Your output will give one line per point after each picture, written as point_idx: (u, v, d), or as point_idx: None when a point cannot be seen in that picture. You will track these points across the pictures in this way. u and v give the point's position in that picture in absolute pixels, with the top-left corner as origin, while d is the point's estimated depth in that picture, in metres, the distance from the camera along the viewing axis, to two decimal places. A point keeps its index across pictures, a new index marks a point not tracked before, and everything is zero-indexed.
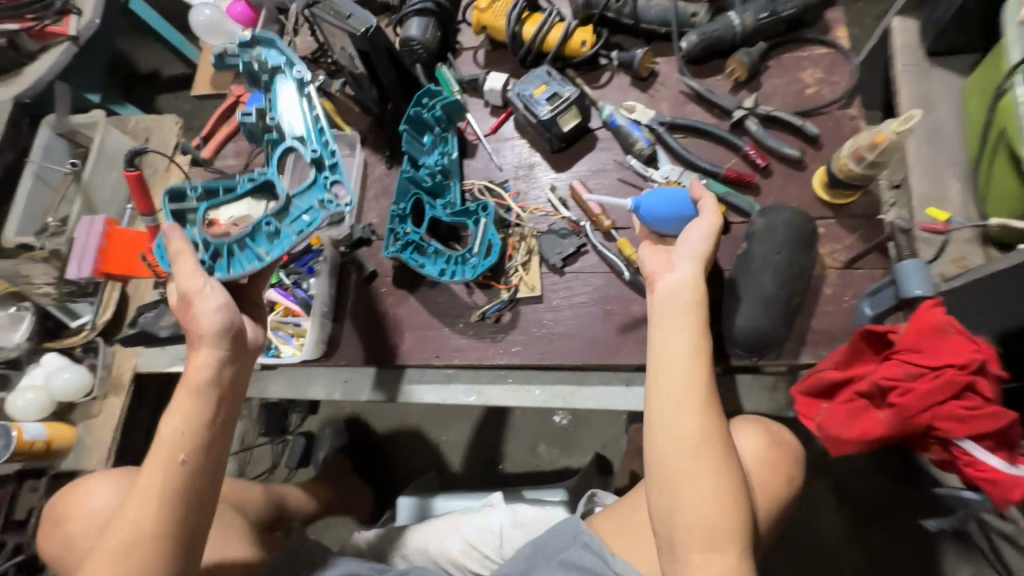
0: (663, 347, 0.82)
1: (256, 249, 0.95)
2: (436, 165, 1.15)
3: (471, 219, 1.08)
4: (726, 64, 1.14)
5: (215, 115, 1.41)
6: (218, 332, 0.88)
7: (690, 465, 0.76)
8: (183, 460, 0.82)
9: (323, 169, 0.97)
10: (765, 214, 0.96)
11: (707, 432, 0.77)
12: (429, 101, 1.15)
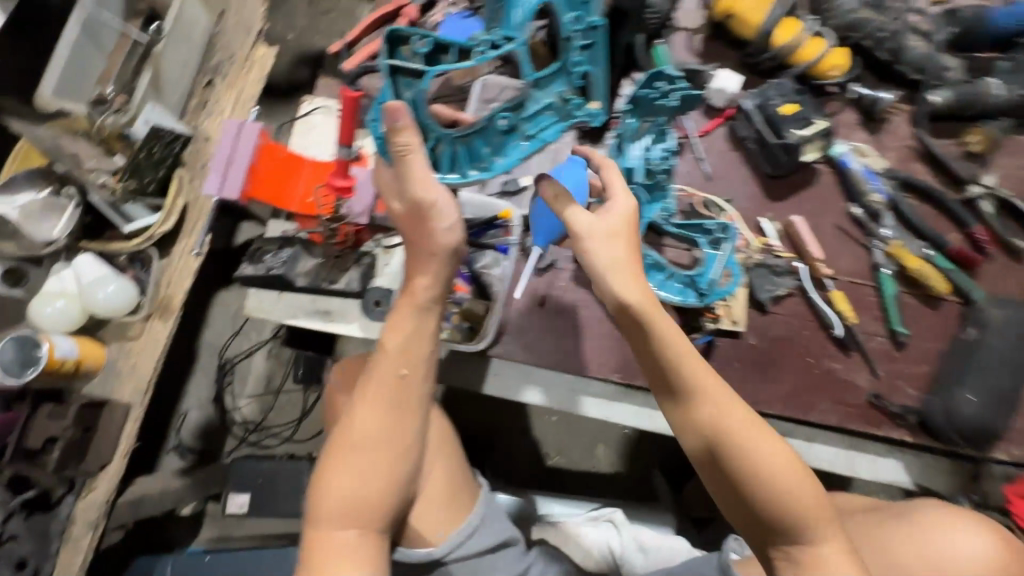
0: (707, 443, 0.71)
1: (480, 151, 0.76)
2: (658, 161, 0.99)
3: (704, 237, 0.96)
4: (962, 130, 1.09)
5: (366, 21, 1.16)
6: (419, 317, 0.81)
7: (784, 487, 0.68)
8: (404, 373, 0.79)
9: (573, 58, 0.77)
10: (1001, 306, 0.94)
11: (784, 453, 0.70)
12: (663, 85, 0.94)
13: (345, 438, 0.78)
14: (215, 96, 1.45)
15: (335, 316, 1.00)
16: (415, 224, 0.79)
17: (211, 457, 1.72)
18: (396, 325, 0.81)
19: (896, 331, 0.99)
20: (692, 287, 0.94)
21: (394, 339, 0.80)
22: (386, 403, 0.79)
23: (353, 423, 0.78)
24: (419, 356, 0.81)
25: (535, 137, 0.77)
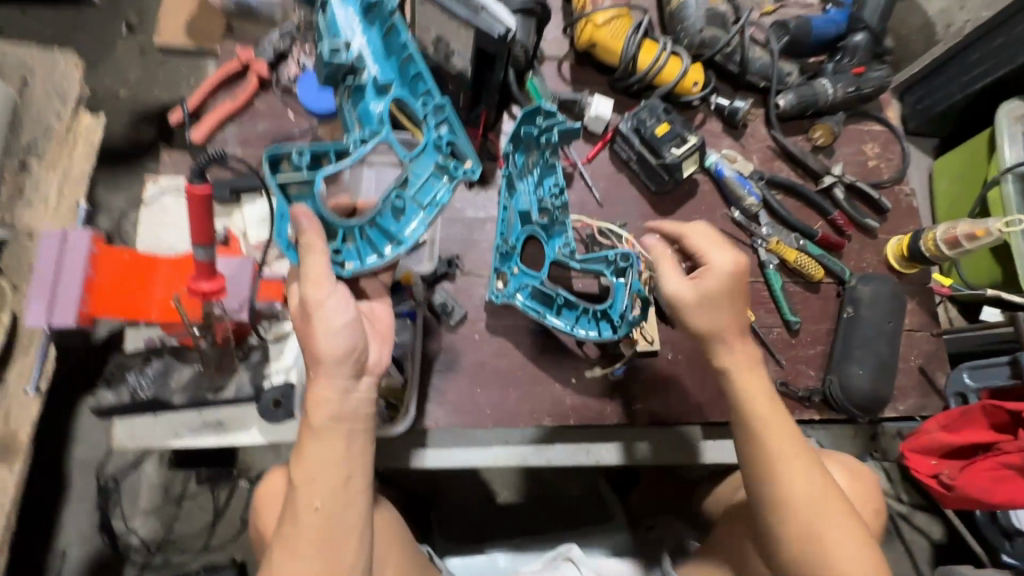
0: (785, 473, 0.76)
1: (386, 232, 0.73)
2: (552, 201, 0.97)
3: (609, 269, 0.94)
4: (808, 127, 1.20)
5: (208, 83, 1.03)
6: (341, 436, 0.73)
7: (807, 523, 0.74)
8: (319, 506, 0.71)
9: (437, 128, 0.75)
10: (867, 283, 1.05)
11: (812, 482, 0.76)
12: (541, 123, 0.92)
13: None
14: (33, 181, 1.22)
15: (229, 426, 0.87)
16: (314, 325, 0.72)
17: None
18: (317, 449, 0.72)
19: (790, 320, 1.07)
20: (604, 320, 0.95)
21: (302, 471, 0.71)
22: (315, 540, 0.70)
23: (280, 575, 0.69)
24: (339, 479, 0.72)
25: (430, 205, 0.74)
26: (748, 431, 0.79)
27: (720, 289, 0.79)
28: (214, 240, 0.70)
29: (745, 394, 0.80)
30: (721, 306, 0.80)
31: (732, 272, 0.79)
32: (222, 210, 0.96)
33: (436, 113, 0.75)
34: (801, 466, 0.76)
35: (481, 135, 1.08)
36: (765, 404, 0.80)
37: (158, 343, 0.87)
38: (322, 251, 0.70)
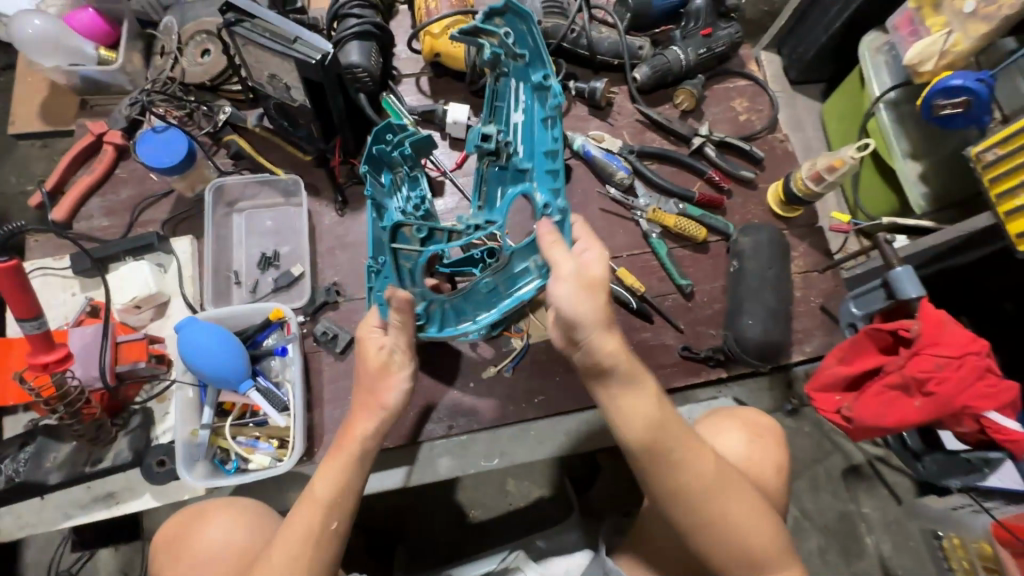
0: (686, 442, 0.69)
1: (467, 310, 0.89)
2: (414, 210, 0.98)
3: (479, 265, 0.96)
4: (671, 94, 1.22)
5: (64, 161, 1.04)
6: (351, 472, 0.76)
7: (718, 504, 0.69)
8: (336, 523, 0.73)
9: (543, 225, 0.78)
10: (748, 234, 1.06)
11: (715, 466, 0.70)
12: (394, 137, 0.98)
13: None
14: None
15: (120, 496, 0.86)
16: (383, 375, 0.80)
17: None
18: (327, 474, 0.75)
19: (681, 285, 1.07)
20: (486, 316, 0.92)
21: (324, 487, 0.74)
22: (305, 555, 0.70)
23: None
24: (343, 508, 0.74)
25: (513, 297, 0.86)
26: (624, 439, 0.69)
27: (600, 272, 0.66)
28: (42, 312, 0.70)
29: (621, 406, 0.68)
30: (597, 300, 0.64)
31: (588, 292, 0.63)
32: (90, 282, 0.96)
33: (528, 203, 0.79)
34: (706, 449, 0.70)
35: (344, 162, 1.09)
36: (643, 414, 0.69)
37: (32, 426, 0.85)
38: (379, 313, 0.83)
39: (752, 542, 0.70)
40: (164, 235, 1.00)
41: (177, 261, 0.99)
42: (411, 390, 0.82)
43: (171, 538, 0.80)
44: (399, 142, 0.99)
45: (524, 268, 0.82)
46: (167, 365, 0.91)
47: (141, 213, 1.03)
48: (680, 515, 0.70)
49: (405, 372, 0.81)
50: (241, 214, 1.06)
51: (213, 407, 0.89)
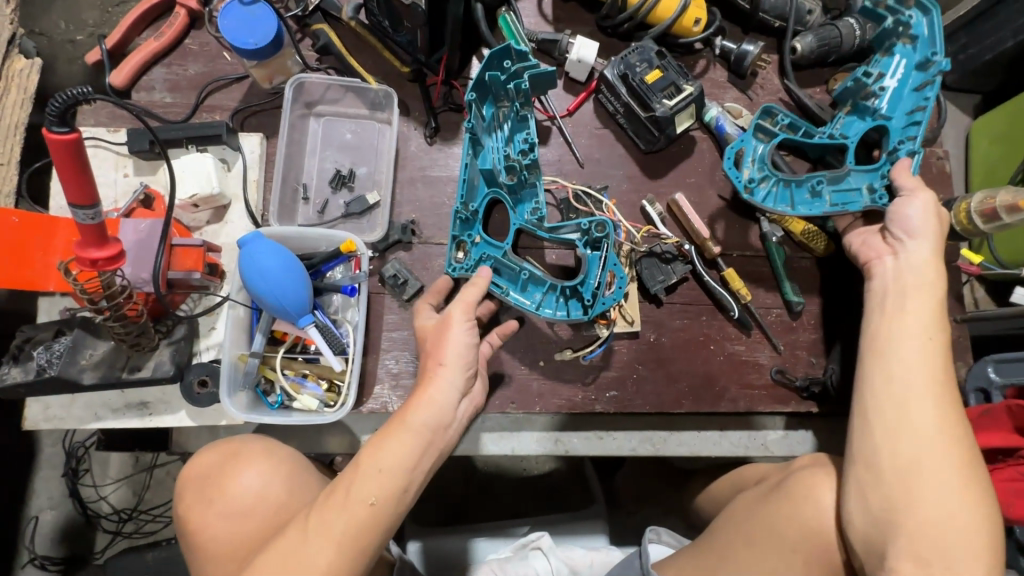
0: (906, 339, 0.66)
1: (581, 296, 0.80)
2: (520, 157, 0.82)
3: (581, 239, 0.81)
4: (828, 76, 1.04)
5: (131, 16, 0.90)
6: (414, 435, 0.65)
7: (913, 451, 0.61)
8: (376, 502, 0.61)
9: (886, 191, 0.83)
10: None
11: (948, 414, 0.62)
12: (508, 65, 0.82)
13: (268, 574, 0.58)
14: None
15: (154, 408, 0.80)
16: (438, 331, 0.72)
17: (80, 562, 1.43)
18: (387, 434, 0.64)
19: (791, 300, 0.94)
20: (575, 298, 0.81)
21: (377, 454, 0.63)
22: (345, 518, 0.60)
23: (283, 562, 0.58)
24: (397, 478, 0.62)
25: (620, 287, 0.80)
26: (900, 328, 0.68)
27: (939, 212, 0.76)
28: (98, 200, 0.59)
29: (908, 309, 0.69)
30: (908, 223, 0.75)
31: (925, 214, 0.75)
32: (146, 165, 0.85)
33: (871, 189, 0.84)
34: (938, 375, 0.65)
35: (443, 82, 0.94)
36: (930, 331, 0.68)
37: (70, 314, 0.77)
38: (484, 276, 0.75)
39: (935, 489, 0.60)
40: (233, 127, 0.87)
41: (244, 160, 0.87)
42: (475, 347, 0.72)
43: (199, 477, 0.72)
44: (516, 71, 0.82)
45: (860, 188, 0.84)
46: (219, 278, 0.81)
47: (208, 96, 0.90)
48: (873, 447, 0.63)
49: (468, 324, 0.72)
50: (318, 119, 0.93)
51: (264, 333, 0.80)
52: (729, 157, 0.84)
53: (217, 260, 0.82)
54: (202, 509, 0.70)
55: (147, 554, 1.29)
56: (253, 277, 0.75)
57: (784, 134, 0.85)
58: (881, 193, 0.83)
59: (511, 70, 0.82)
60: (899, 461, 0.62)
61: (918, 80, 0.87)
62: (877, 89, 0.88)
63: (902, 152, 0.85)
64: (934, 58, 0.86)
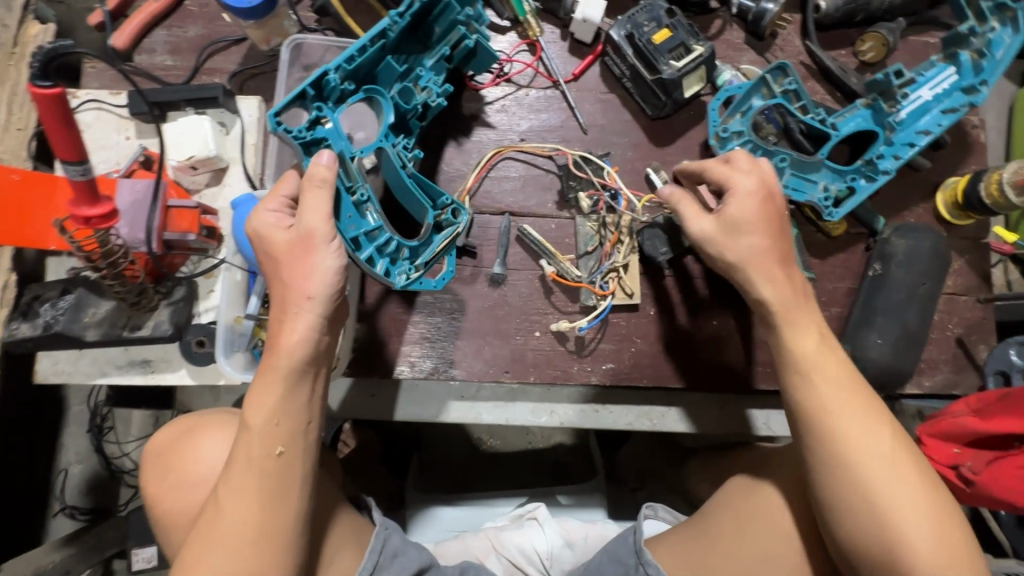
0: (806, 372, 0.67)
1: (400, 259, 0.72)
2: (430, 93, 0.77)
3: (431, 207, 0.73)
4: (855, 37, 0.97)
5: None
6: (296, 381, 0.62)
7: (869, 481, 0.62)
8: (283, 449, 0.60)
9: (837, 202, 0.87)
10: (904, 234, 0.87)
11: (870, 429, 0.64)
12: (467, 11, 0.78)
13: (194, 557, 0.58)
14: None
15: (156, 365, 0.82)
16: (299, 253, 0.62)
17: (105, 513, 1.52)
18: (259, 396, 0.60)
19: (801, 276, 0.89)
20: (403, 259, 0.72)
21: (263, 409, 0.61)
22: (255, 488, 0.59)
23: (205, 546, 0.58)
24: (293, 429, 0.61)
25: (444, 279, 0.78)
26: (793, 361, 0.68)
27: (744, 212, 0.70)
28: (86, 156, 0.59)
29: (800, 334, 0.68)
30: (727, 250, 0.71)
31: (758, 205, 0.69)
32: (146, 127, 0.85)
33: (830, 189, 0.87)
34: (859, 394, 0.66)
35: None
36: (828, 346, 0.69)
37: (74, 273, 0.79)
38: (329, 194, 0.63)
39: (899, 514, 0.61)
40: (230, 89, 0.87)
41: (242, 124, 0.87)
42: (347, 271, 0.64)
43: (162, 452, 0.73)
44: (466, 21, 0.79)
45: (818, 181, 0.87)
46: (217, 242, 0.82)
47: (208, 59, 0.90)
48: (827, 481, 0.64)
49: (334, 246, 0.63)
50: None
51: (258, 297, 0.80)
52: (716, 98, 0.87)
53: (214, 223, 0.83)
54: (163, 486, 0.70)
55: None
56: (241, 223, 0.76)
57: (782, 99, 0.85)
58: (828, 196, 0.86)
59: (468, 19, 0.78)
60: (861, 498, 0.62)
61: (951, 103, 0.85)
62: (904, 93, 0.85)
63: (883, 164, 0.86)
64: (980, 87, 0.84)
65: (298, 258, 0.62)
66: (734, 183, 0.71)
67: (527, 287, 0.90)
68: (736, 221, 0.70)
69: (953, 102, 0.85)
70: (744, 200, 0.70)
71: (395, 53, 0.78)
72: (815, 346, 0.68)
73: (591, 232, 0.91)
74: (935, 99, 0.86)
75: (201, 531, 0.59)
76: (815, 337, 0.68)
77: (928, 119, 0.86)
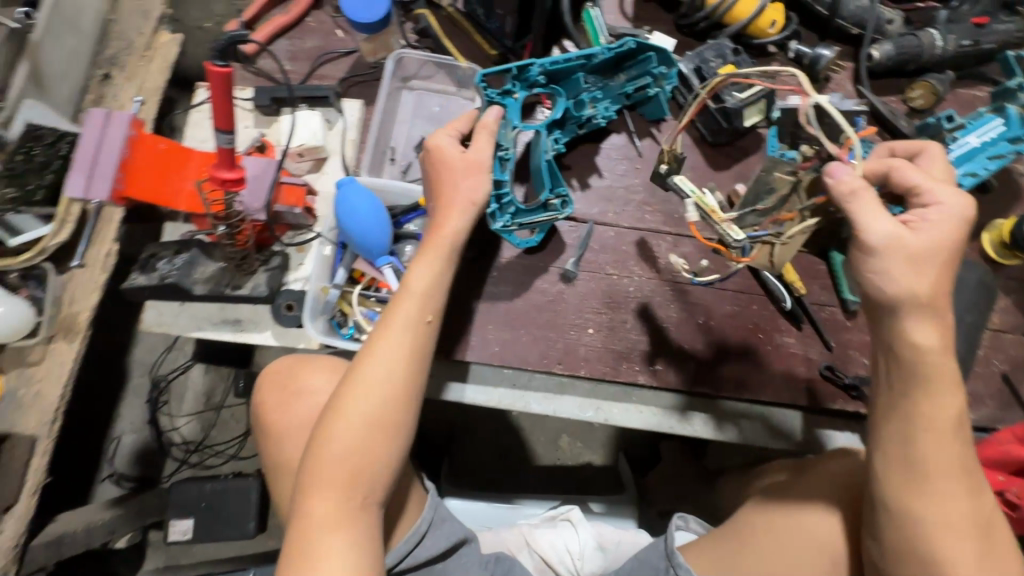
0: (927, 406, 0.61)
1: (509, 213, 0.89)
2: (596, 114, 0.94)
3: (549, 190, 0.89)
4: (905, 86, 1.04)
5: None
6: (444, 264, 0.78)
7: (944, 489, 0.61)
8: (432, 320, 0.75)
9: None
10: (950, 265, 0.91)
11: (955, 449, 0.62)
12: (660, 69, 0.93)
13: (350, 401, 0.69)
14: (115, 88, 1.29)
15: (246, 325, 0.91)
16: (470, 173, 0.80)
17: (150, 483, 1.58)
18: (425, 265, 0.76)
19: (846, 298, 0.95)
20: (507, 212, 0.89)
21: (422, 278, 0.76)
22: (406, 345, 0.72)
23: (360, 391, 0.70)
24: (438, 306, 0.76)
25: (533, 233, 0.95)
26: (889, 382, 0.64)
27: (943, 238, 0.59)
28: (236, 127, 0.71)
29: (938, 412, 0.61)
30: (920, 272, 0.58)
31: (951, 226, 0.59)
32: (265, 118, 0.98)
33: None
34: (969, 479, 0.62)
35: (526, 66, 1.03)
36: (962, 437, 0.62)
37: (189, 236, 0.90)
38: (489, 133, 0.82)
39: (963, 526, 0.61)
40: (339, 92, 0.99)
41: (345, 121, 0.99)
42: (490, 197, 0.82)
43: (281, 371, 0.81)
44: (656, 76, 0.94)
45: None
46: (313, 219, 0.93)
47: (321, 66, 1.03)
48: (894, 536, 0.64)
49: (486, 175, 0.80)
50: (411, 92, 1.04)
51: (346, 269, 0.90)
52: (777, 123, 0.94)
53: (313, 204, 0.94)
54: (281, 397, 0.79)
55: (208, 484, 1.42)
56: (343, 205, 0.85)
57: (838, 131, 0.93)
58: None
59: (659, 75, 0.94)
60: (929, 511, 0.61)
61: (997, 151, 0.91)
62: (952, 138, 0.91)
63: None
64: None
65: (472, 175, 0.80)
66: (935, 199, 0.61)
67: (586, 285, 0.97)
68: (930, 246, 0.59)
69: (997, 153, 0.91)
70: (940, 219, 0.60)
71: (595, 71, 0.94)
72: (948, 382, 0.61)
73: (777, 189, 0.74)
74: (981, 148, 0.91)
75: (354, 379, 0.70)
76: (949, 387, 0.61)
77: (973, 163, 0.92)
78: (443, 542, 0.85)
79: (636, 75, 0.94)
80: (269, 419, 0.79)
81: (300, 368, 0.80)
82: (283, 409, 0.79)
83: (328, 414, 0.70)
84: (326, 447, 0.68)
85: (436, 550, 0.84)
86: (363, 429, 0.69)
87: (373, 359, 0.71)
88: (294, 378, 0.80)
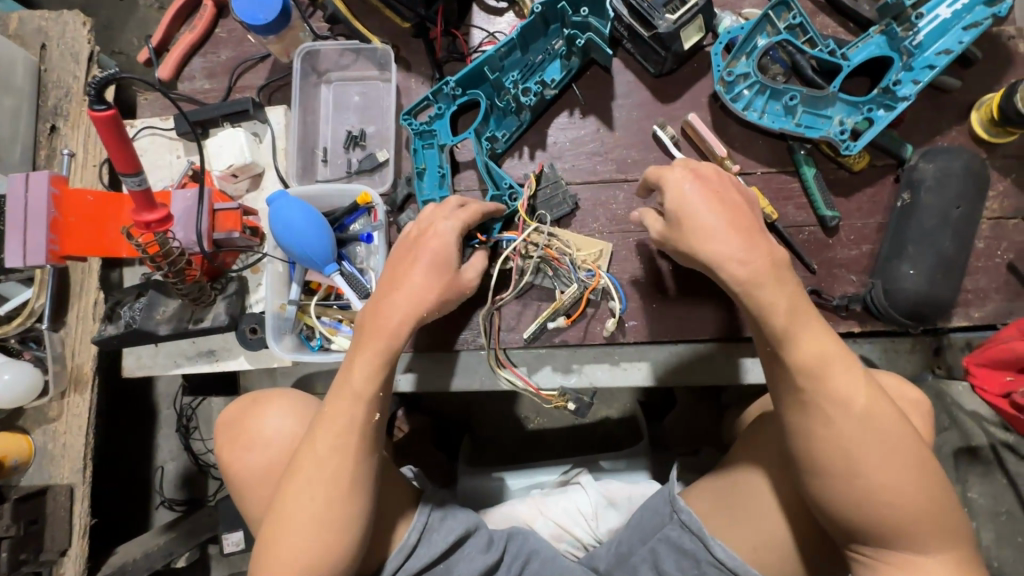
0: (771, 305, 0.63)
1: None
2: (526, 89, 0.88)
3: (494, 188, 0.89)
4: None
5: (168, 15, 1.01)
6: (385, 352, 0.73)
7: (851, 414, 0.59)
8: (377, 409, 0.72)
9: (859, 135, 0.84)
10: (931, 158, 0.83)
11: (837, 363, 0.61)
12: (586, 13, 0.86)
13: (298, 496, 0.70)
14: (63, 140, 1.30)
15: (219, 354, 0.93)
16: (438, 266, 0.76)
17: (197, 503, 1.68)
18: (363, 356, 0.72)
19: (824, 216, 0.87)
20: None
21: (362, 371, 0.72)
22: (348, 441, 0.71)
23: (306, 486, 0.70)
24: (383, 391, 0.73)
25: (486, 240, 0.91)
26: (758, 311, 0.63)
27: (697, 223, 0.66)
28: (141, 168, 0.70)
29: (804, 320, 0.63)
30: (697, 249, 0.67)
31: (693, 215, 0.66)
32: (194, 144, 0.97)
33: (845, 123, 0.84)
34: (878, 413, 0.60)
35: (444, 32, 0.96)
36: (838, 362, 0.61)
37: (145, 279, 0.91)
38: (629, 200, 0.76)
39: (884, 451, 0.59)
40: (259, 102, 0.96)
41: (272, 131, 0.96)
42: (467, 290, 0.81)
43: (235, 419, 0.86)
44: (583, 23, 0.88)
45: (832, 116, 0.85)
46: (259, 239, 0.92)
47: (239, 78, 1.00)
48: (832, 504, 0.61)
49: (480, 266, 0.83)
50: (329, 86, 0.99)
51: (299, 284, 0.89)
52: (719, 41, 0.87)
53: (256, 223, 0.93)
54: (230, 455, 0.84)
55: None
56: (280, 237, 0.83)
57: (787, 33, 0.84)
58: (844, 129, 0.84)
59: (585, 21, 0.87)
60: (831, 438, 0.60)
61: (972, 18, 0.80)
62: (918, 14, 0.81)
63: (901, 92, 0.82)
64: None
65: (432, 276, 0.75)
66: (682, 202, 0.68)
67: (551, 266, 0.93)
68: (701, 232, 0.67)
69: (976, 21, 0.80)
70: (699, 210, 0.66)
71: (520, 52, 0.91)
72: (783, 298, 0.63)
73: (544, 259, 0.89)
74: (955, 20, 0.81)
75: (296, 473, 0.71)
76: (780, 298, 0.62)
77: (947, 38, 0.81)
78: (442, 542, 0.86)
79: (568, 30, 0.88)
80: (235, 474, 0.84)
81: (252, 431, 0.83)
82: (247, 467, 0.83)
83: (280, 504, 0.71)
84: (279, 535, 0.70)
85: (434, 552, 0.86)
86: (313, 524, 0.69)
87: (319, 455, 0.71)
88: (248, 442, 0.83)
